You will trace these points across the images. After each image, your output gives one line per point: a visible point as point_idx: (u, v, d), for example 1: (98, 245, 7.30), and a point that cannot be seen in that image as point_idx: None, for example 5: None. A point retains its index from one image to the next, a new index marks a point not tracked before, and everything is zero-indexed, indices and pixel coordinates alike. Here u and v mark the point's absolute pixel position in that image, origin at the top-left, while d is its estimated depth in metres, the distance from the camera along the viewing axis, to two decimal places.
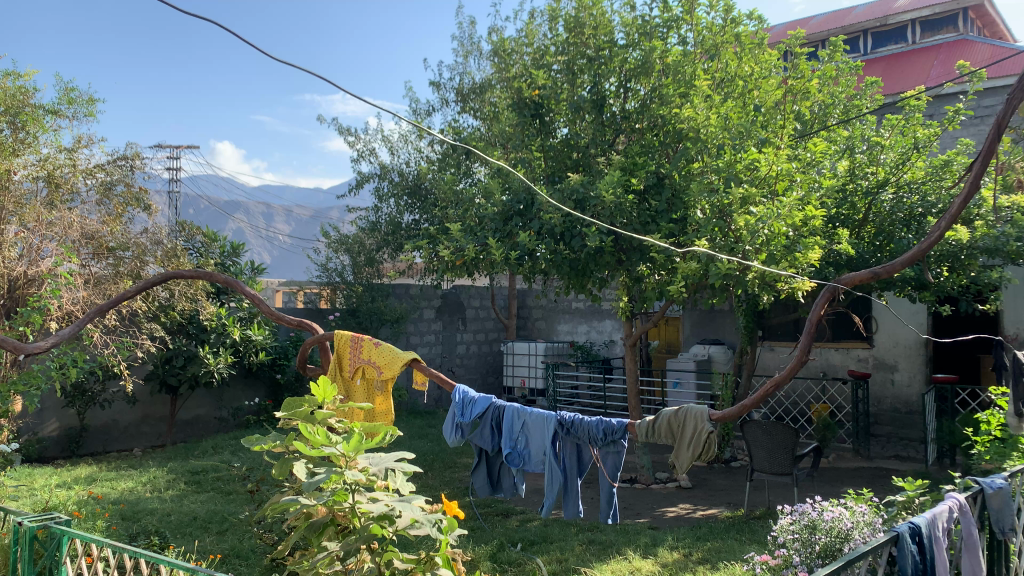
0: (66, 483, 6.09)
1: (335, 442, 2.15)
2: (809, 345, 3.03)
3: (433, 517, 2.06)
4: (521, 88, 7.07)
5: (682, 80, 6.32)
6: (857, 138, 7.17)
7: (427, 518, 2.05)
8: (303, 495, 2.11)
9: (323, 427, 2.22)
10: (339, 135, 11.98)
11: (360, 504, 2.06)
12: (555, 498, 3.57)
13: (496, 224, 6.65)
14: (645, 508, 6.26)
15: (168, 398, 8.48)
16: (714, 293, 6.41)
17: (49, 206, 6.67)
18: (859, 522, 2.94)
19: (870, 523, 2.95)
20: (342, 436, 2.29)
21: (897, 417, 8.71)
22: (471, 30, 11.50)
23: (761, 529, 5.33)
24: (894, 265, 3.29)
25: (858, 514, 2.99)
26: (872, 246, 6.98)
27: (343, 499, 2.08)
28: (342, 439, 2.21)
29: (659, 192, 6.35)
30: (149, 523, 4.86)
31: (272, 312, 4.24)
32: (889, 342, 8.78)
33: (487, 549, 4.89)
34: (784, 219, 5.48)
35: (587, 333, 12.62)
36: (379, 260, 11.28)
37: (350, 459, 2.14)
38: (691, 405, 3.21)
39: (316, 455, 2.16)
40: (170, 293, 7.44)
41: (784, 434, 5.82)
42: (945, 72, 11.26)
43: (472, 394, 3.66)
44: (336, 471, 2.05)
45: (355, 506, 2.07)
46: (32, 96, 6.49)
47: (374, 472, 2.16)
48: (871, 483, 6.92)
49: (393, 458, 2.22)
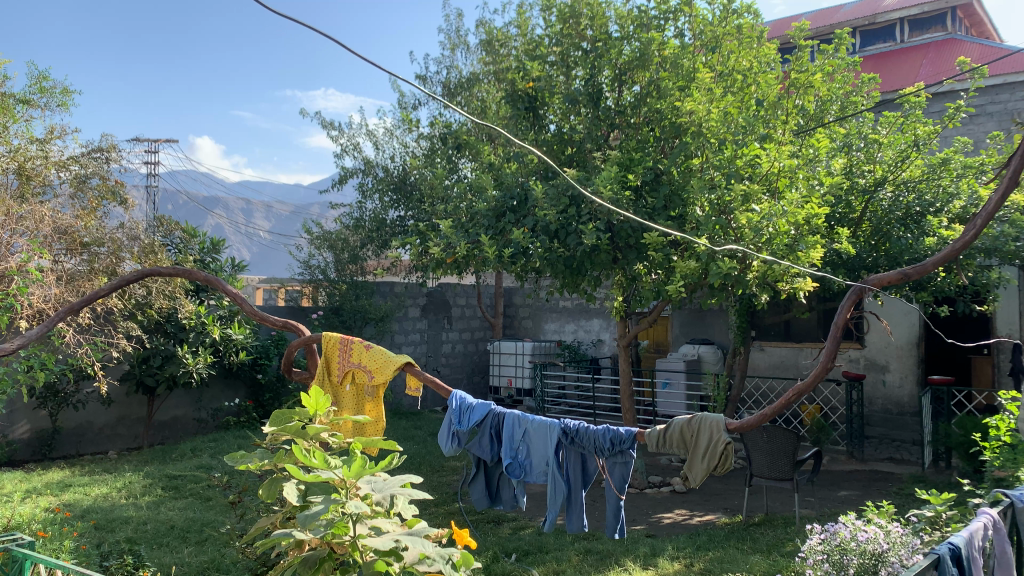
0: (36, 489, 5.78)
1: (334, 466, 1.96)
2: (836, 349, 2.89)
3: (444, 552, 1.92)
4: (514, 80, 6.85)
5: (681, 73, 6.14)
6: (854, 136, 7.07)
7: (438, 554, 1.90)
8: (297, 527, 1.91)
9: (319, 448, 2.04)
10: (323, 129, 11.69)
11: (362, 539, 1.86)
12: (558, 511, 3.37)
13: (488, 221, 6.42)
14: (641, 515, 6.10)
15: (145, 398, 8.16)
16: (711, 292, 6.27)
17: (19, 199, 6.32)
18: (895, 543, 2.94)
19: (904, 543, 2.93)
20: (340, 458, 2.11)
21: (889, 419, 8.66)
22: (457, 23, 11.28)
23: (763, 536, 5.18)
24: (927, 265, 3.20)
25: (892, 534, 2.99)
26: (867, 246, 6.90)
27: (343, 532, 1.87)
28: (340, 462, 2.02)
29: (656, 189, 6.13)
30: (121, 536, 4.58)
31: (254, 311, 3.95)
32: (881, 343, 8.72)
33: (480, 561, 4.70)
34: (788, 217, 5.39)
35: (575, 333, 12.45)
36: (364, 257, 11.01)
37: (350, 485, 1.95)
38: (706, 414, 3.03)
39: (309, 479, 1.97)
40: (147, 290, 7.02)
41: (785, 438, 5.67)
42: (935, 71, 11.23)
43: (469, 401, 3.46)
44: (336, 500, 1.86)
45: (354, 541, 1.87)
46: (2, 85, 6.25)
47: (377, 499, 1.98)
48: (868, 487, 6.81)
49: (397, 484, 2.05)
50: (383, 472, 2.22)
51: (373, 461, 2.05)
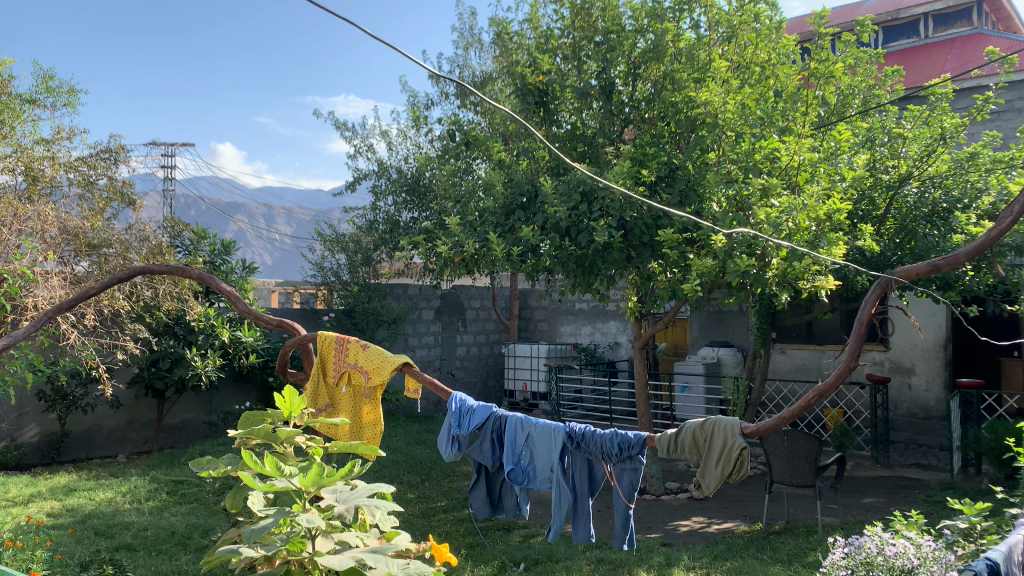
0: (41, 494, 5.69)
1: (289, 477, 2.00)
2: (860, 348, 2.72)
3: (411, 571, 1.90)
4: (523, 74, 6.65)
5: (696, 65, 5.96)
6: (877, 130, 6.70)
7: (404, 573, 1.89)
8: (248, 542, 1.95)
9: (273, 453, 2.06)
10: (336, 131, 11.63)
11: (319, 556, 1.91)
12: (563, 520, 3.18)
13: (498, 219, 6.24)
14: (656, 522, 5.87)
15: (155, 402, 8.10)
16: (729, 292, 6.01)
17: (26, 200, 6.28)
18: (926, 558, 2.76)
19: (937, 559, 2.76)
20: (302, 465, 2.17)
21: (915, 423, 8.34)
22: (471, 22, 11.14)
23: (784, 545, 4.94)
24: (959, 256, 3.07)
25: (923, 548, 2.81)
26: (891, 244, 6.63)
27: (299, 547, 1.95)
28: (294, 468, 2.07)
29: (672, 184, 5.88)
30: (117, 543, 4.46)
31: (250, 310, 3.80)
32: (906, 345, 8.41)
33: (487, 570, 4.52)
34: (809, 212, 5.21)
35: (591, 335, 12.23)
36: (376, 260, 10.88)
37: (308, 494, 2.01)
38: (720, 417, 2.83)
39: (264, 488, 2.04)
40: (155, 292, 6.88)
41: (807, 443, 5.42)
42: (962, 66, 10.93)
43: (469, 403, 3.31)
44: (288, 514, 1.92)
45: (313, 557, 1.92)
46: (9, 84, 6.17)
47: (340, 511, 2.03)
48: (893, 495, 6.52)
49: (362, 494, 2.08)
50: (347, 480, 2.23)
51: (334, 473, 2.08)
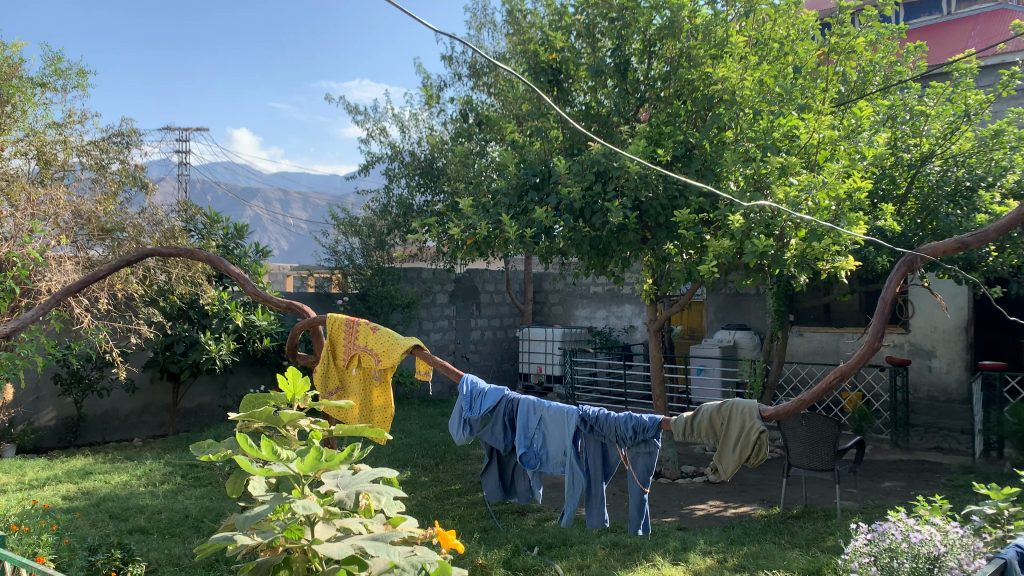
0: (56, 476, 5.73)
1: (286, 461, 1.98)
2: (883, 330, 2.62)
3: (415, 561, 1.86)
4: (536, 52, 6.51)
5: (713, 43, 5.76)
6: (899, 108, 6.44)
7: (408, 564, 1.85)
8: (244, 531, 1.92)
9: (270, 437, 2.02)
10: (349, 114, 11.55)
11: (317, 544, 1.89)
12: (576, 504, 3.12)
13: (511, 200, 6.16)
14: (672, 506, 5.82)
15: (170, 385, 8.15)
16: (746, 274, 5.89)
17: (39, 184, 6.27)
18: (954, 545, 2.66)
19: (964, 546, 2.66)
20: (302, 449, 2.14)
21: (935, 406, 8.18)
22: (484, 2, 10.97)
23: (801, 530, 4.86)
24: (987, 233, 2.95)
25: (951, 535, 2.71)
26: (913, 224, 6.44)
27: (298, 536, 1.93)
28: (292, 453, 2.04)
29: (688, 163, 5.70)
30: (131, 526, 4.48)
31: (258, 291, 3.75)
32: (927, 327, 8.24)
33: (501, 554, 4.47)
34: (830, 189, 5.03)
35: (606, 319, 12.14)
36: (390, 244, 10.83)
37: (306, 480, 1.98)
38: (737, 400, 2.75)
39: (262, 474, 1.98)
40: (168, 276, 6.86)
41: (825, 427, 5.32)
42: (983, 41, 10.59)
43: (481, 386, 3.26)
44: (285, 501, 1.89)
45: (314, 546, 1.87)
46: (21, 67, 6.13)
47: (341, 497, 2.01)
48: (914, 478, 6.42)
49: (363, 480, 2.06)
50: (347, 466, 2.19)
51: (336, 459, 2.06)
